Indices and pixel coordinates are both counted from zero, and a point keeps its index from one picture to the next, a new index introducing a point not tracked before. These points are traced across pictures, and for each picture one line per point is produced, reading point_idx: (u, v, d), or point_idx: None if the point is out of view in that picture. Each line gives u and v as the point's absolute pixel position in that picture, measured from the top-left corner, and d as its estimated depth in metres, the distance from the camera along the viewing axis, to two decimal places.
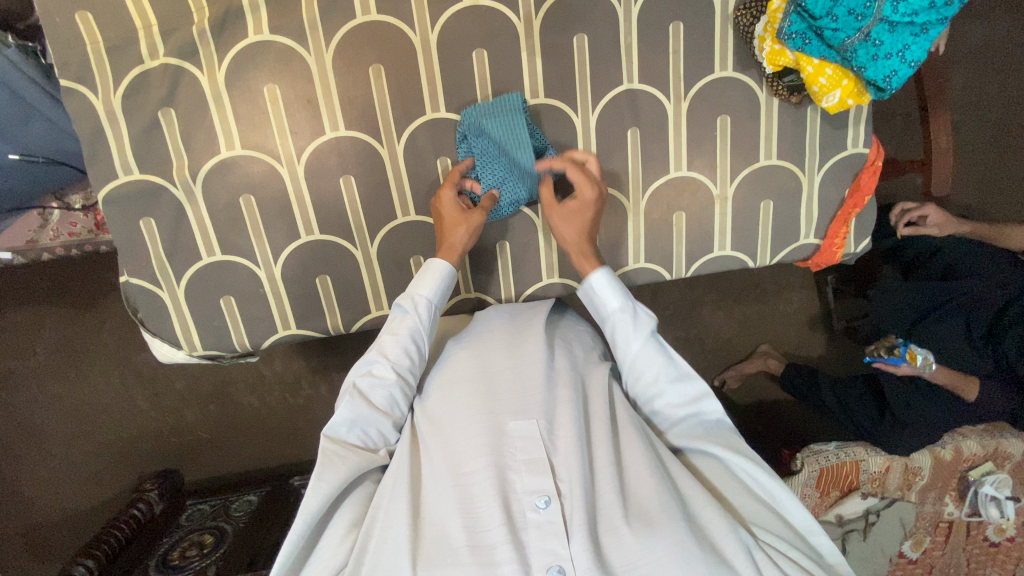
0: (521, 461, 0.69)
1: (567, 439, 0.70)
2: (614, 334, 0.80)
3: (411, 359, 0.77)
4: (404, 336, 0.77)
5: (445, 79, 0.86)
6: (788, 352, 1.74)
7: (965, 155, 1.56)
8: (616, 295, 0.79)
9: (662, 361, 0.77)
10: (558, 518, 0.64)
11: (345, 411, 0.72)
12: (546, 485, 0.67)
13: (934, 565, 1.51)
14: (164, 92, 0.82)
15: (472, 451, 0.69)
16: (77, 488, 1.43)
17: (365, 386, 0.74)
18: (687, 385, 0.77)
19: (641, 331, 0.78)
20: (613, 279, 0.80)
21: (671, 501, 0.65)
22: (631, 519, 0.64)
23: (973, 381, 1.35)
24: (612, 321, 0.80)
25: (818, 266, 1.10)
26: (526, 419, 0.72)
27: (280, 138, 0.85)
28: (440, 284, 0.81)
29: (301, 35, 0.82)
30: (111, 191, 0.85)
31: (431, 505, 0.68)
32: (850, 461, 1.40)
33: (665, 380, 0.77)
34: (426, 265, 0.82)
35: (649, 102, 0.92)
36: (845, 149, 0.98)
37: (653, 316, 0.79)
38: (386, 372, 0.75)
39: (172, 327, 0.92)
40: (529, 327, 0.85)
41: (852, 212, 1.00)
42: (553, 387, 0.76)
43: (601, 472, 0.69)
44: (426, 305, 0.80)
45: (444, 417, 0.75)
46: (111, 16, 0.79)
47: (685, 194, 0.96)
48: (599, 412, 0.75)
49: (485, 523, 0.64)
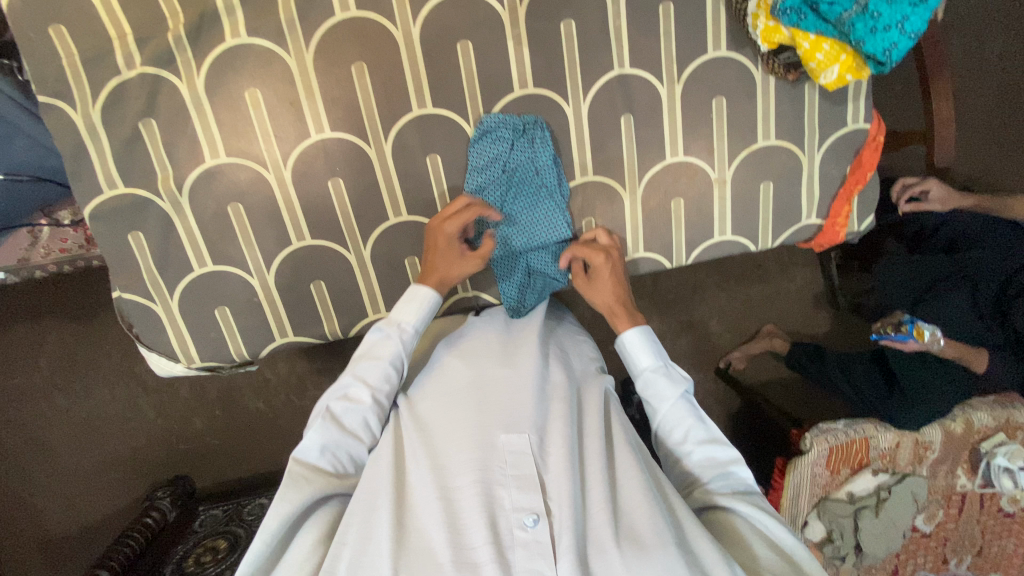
0: (510, 476, 0.68)
1: (559, 457, 0.69)
2: (646, 392, 0.84)
3: (389, 386, 0.78)
4: (385, 362, 0.78)
5: (431, 74, 0.84)
6: (793, 332, 1.72)
7: (967, 123, 1.53)
8: (648, 353, 0.84)
9: (691, 422, 0.80)
10: (545, 537, 0.64)
11: (317, 433, 0.72)
12: (535, 502, 0.66)
13: (948, 539, 1.51)
14: (144, 103, 0.80)
15: (462, 465, 0.69)
16: (89, 500, 1.44)
17: (340, 410, 0.75)
18: (716, 448, 0.79)
19: (673, 390, 0.82)
20: (648, 338, 0.85)
21: (664, 526, 0.64)
22: (621, 543, 0.64)
23: (981, 352, 1.32)
24: (643, 378, 0.84)
25: (821, 246, 1.07)
26: (518, 433, 0.71)
27: (265, 143, 0.83)
28: (424, 312, 0.82)
29: (279, 36, 0.80)
30: (97, 206, 0.83)
31: (417, 518, 0.67)
32: (860, 438, 1.40)
33: (693, 441, 0.80)
34: (411, 292, 0.83)
35: (641, 86, 0.89)
36: (846, 125, 0.96)
37: (687, 377, 0.84)
38: (362, 397, 0.75)
39: (168, 340, 0.91)
40: (523, 341, 0.85)
41: (855, 188, 0.98)
42: (546, 403, 0.76)
43: (593, 492, 0.69)
44: (410, 333, 0.81)
45: (433, 427, 0.75)
46: (84, 27, 0.77)
47: (683, 179, 0.94)
48: (594, 430, 0.75)
49: (471, 539, 0.63)
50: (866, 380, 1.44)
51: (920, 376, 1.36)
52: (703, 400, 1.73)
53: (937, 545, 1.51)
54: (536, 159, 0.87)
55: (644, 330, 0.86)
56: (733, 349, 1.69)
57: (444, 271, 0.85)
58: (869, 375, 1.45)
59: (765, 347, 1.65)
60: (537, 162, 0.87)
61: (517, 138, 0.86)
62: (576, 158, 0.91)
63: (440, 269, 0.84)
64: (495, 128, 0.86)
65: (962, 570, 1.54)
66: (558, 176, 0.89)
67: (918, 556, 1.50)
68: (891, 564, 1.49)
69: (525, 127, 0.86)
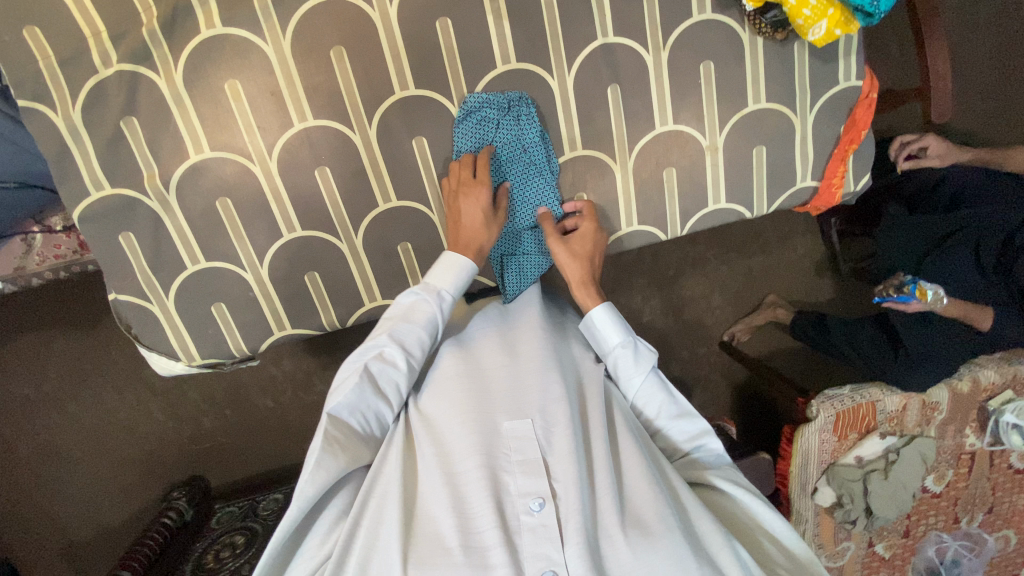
0: (515, 461, 0.69)
1: (563, 440, 0.69)
2: (616, 370, 0.83)
3: (422, 351, 0.78)
4: (422, 326, 0.77)
5: (411, 55, 0.82)
6: (797, 301, 1.73)
7: (964, 78, 1.50)
8: (616, 331, 0.82)
9: (663, 397, 0.82)
10: (552, 521, 0.64)
11: (353, 393, 0.71)
12: (541, 486, 0.66)
13: (960, 498, 1.51)
14: (124, 101, 0.79)
15: (466, 450, 0.69)
16: (107, 503, 1.46)
17: (377, 371, 0.74)
18: (687, 423, 0.82)
19: (642, 366, 0.82)
20: (614, 315, 0.84)
21: (668, 513, 0.64)
22: (627, 529, 0.64)
23: (986, 309, 1.31)
24: (614, 356, 0.82)
25: (818, 210, 1.06)
26: (521, 419, 0.72)
27: (248, 135, 0.82)
28: (461, 279, 0.81)
29: (255, 25, 0.79)
30: (85, 210, 0.83)
31: (424, 505, 0.67)
32: (866, 402, 1.40)
33: (666, 417, 0.82)
34: (447, 257, 0.82)
35: (627, 54, 0.87)
36: (837, 84, 0.94)
37: (653, 351, 0.84)
38: (398, 359, 0.75)
39: (167, 340, 0.91)
40: (528, 326, 0.85)
41: (849, 149, 0.97)
42: (548, 383, 0.76)
43: (600, 475, 0.68)
44: (447, 300, 0.81)
45: (436, 413, 0.75)
46: (58, 27, 0.76)
47: (673, 149, 0.93)
48: (598, 418, 0.75)
49: (479, 524, 0.63)
50: (870, 344, 1.43)
51: (923, 336, 1.35)
52: (708, 374, 1.74)
53: (948, 505, 1.51)
54: (523, 136, 0.86)
55: (611, 308, 0.84)
56: (737, 321, 1.70)
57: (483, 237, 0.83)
58: (874, 339, 1.43)
59: (769, 318, 1.66)
60: (524, 140, 0.86)
61: (503, 115, 0.85)
62: (565, 133, 0.90)
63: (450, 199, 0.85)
64: (479, 108, 0.85)
65: (974, 528, 1.54)
66: (546, 153, 0.88)
67: (929, 516, 1.51)
68: (902, 525, 1.50)
69: (510, 104, 0.85)
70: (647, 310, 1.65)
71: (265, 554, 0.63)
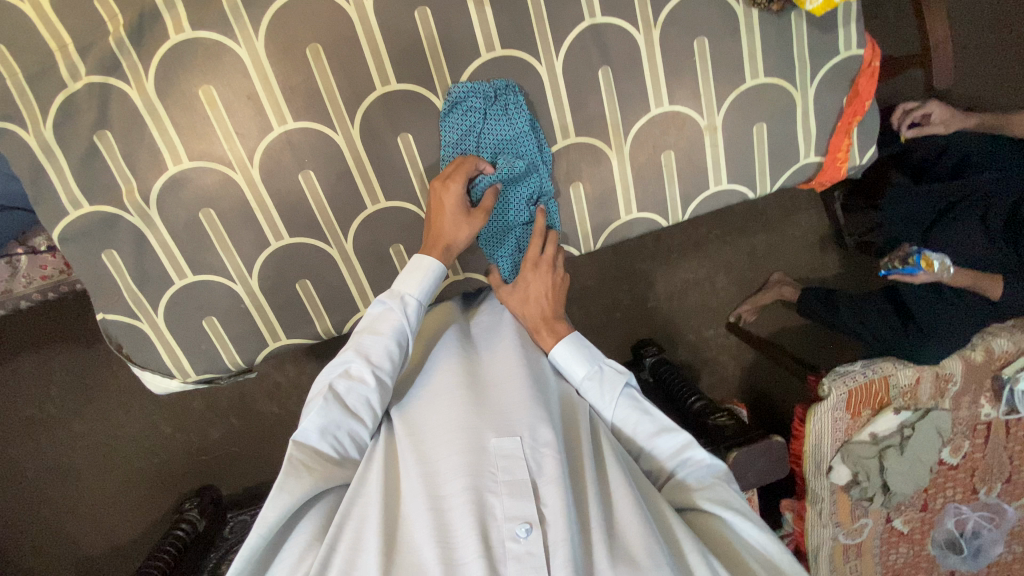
0: (502, 482, 0.65)
1: (552, 464, 0.67)
2: (589, 401, 0.83)
3: (391, 363, 0.75)
4: (387, 337, 0.75)
5: (391, 48, 0.79)
6: (804, 277, 1.70)
7: (965, 40, 1.45)
8: (580, 362, 0.82)
9: (638, 416, 0.80)
10: (539, 549, 0.61)
11: (317, 417, 0.69)
12: (528, 510, 0.63)
13: (977, 469, 1.49)
14: (96, 115, 0.76)
15: (452, 470, 0.66)
16: (118, 519, 1.45)
17: (342, 389, 0.72)
18: (670, 437, 0.78)
19: (612, 393, 0.82)
20: (578, 344, 0.84)
21: (659, 550, 0.62)
22: (616, 562, 0.61)
23: (998, 278, 1.27)
24: (584, 388, 0.83)
25: (823, 184, 1.03)
26: (510, 438, 0.69)
27: (228, 142, 0.79)
28: (429, 283, 0.79)
29: (226, 26, 0.75)
30: (65, 229, 0.80)
31: (407, 529, 0.64)
32: (878, 377, 1.38)
33: (645, 436, 0.80)
34: (414, 263, 0.79)
35: (616, 34, 0.83)
36: (838, 54, 0.90)
37: (623, 371, 0.83)
38: (364, 375, 0.72)
39: (160, 357, 0.89)
40: (520, 348, 0.83)
41: (853, 121, 0.93)
42: (535, 403, 0.73)
43: (589, 506, 0.66)
44: (413, 305, 0.78)
45: (422, 429, 0.73)
46: (20, 41, 0.72)
47: (670, 130, 0.89)
48: (586, 446, 0.73)
49: (462, 552, 0.60)
50: (880, 319, 1.41)
51: (932, 307, 1.33)
52: (716, 357, 1.71)
53: (965, 476, 1.49)
54: (509, 131, 0.82)
55: (576, 339, 0.84)
56: (743, 301, 1.66)
57: (452, 236, 0.80)
58: (883, 314, 1.41)
59: (775, 297, 1.63)
60: (513, 131, 0.82)
61: (489, 106, 0.81)
62: (556, 120, 0.86)
63: (438, 193, 0.79)
64: (465, 98, 0.81)
65: (994, 498, 1.51)
66: (537, 143, 0.84)
67: (947, 489, 1.49)
68: (920, 499, 1.48)
69: (496, 94, 0.81)
70: (651, 297, 1.62)
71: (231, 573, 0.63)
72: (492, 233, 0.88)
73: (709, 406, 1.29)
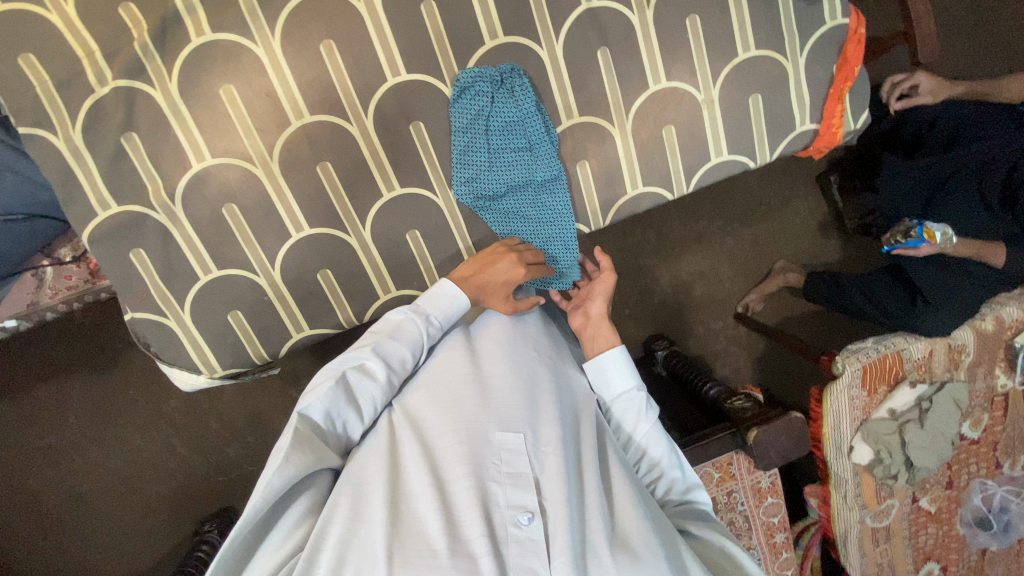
0: (505, 473, 0.68)
1: (555, 460, 0.69)
2: (619, 412, 0.88)
3: (401, 372, 0.77)
4: (406, 346, 0.77)
5: (400, 40, 0.83)
6: (807, 262, 1.73)
7: (945, 17, 1.51)
8: (631, 375, 0.88)
9: (665, 448, 0.84)
10: (540, 535, 0.63)
11: (325, 397, 0.69)
12: (529, 501, 0.66)
13: (999, 441, 1.48)
14: (123, 117, 0.80)
15: (458, 454, 0.67)
16: (137, 544, 1.43)
17: (353, 381, 0.72)
18: (682, 471, 0.85)
19: (641, 415, 0.86)
20: (627, 360, 0.89)
21: (654, 542, 0.65)
22: (615, 552, 0.64)
23: (998, 245, 1.32)
24: (625, 399, 0.87)
25: (820, 153, 1.06)
26: (515, 430, 0.70)
27: (248, 138, 0.83)
28: (451, 310, 0.82)
29: (244, 28, 0.79)
30: (93, 230, 0.83)
31: (409, 503, 0.65)
32: (890, 352, 1.38)
33: (657, 457, 0.85)
34: (442, 285, 0.83)
35: (612, 17, 0.87)
36: (824, 24, 0.94)
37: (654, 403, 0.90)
38: (377, 373, 0.74)
39: (188, 355, 0.91)
40: (526, 345, 0.84)
41: (844, 87, 0.97)
42: (537, 402, 0.76)
43: (590, 499, 0.69)
44: (433, 326, 0.81)
45: (427, 418, 0.74)
46: (51, 50, 0.76)
47: (669, 106, 0.93)
48: (589, 437, 0.76)
49: (467, 531, 0.62)
50: (888, 295, 1.42)
51: (938, 278, 1.35)
52: (728, 346, 1.72)
53: (988, 450, 1.48)
54: (518, 115, 0.88)
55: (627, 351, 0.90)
56: (750, 290, 1.68)
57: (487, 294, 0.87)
58: (890, 290, 1.43)
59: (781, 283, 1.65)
60: (520, 112, 0.88)
61: (498, 89, 0.87)
62: (560, 101, 0.90)
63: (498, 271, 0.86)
64: (472, 83, 0.86)
65: (1018, 472, 1.50)
66: (543, 123, 0.89)
67: (971, 464, 1.48)
68: (945, 476, 1.47)
69: (503, 77, 0.86)
70: (659, 289, 1.63)
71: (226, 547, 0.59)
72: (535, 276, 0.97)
73: (725, 390, 1.29)
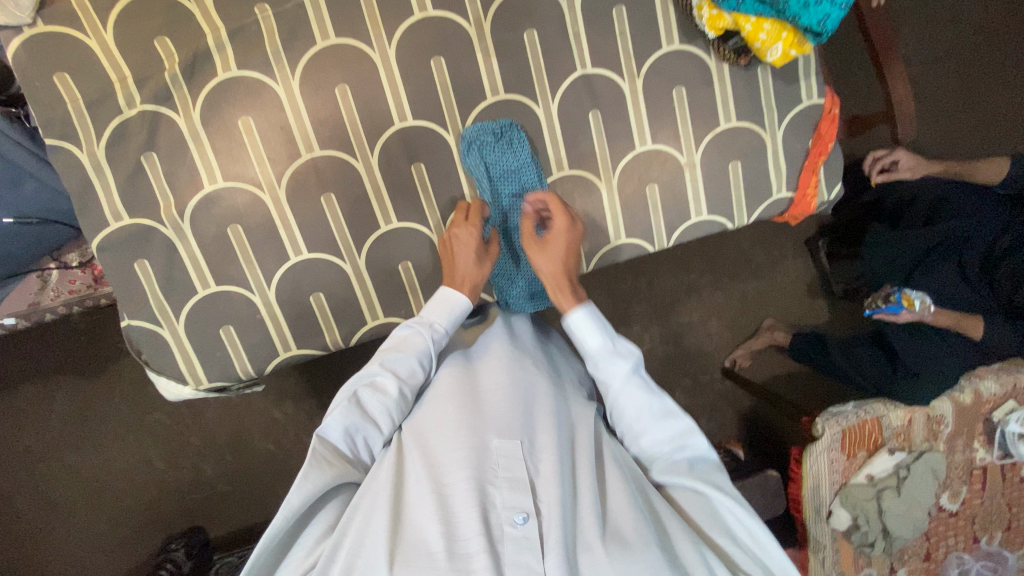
0: (502, 478, 0.69)
1: (549, 462, 0.71)
2: (597, 367, 0.82)
3: (412, 381, 0.80)
4: (413, 356, 0.80)
5: (409, 89, 0.90)
6: (792, 322, 1.77)
7: (925, 102, 1.61)
8: (593, 332, 0.82)
9: (644, 397, 0.79)
10: (534, 534, 0.65)
11: (341, 416, 0.74)
12: (526, 502, 0.67)
13: (977, 516, 1.47)
14: (145, 138, 0.86)
15: (455, 462, 0.70)
16: (101, 556, 1.41)
17: (365, 398, 0.76)
18: (671, 422, 0.79)
19: (621, 368, 0.81)
20: (593, 316, 0.83)
21: (647, 531, 0.66)
22: (607, 543, 0.66)
23: (976, 319, 1.35)
24: (597, 355, 0.82)
25: (796, 219, 1.12)
26: (510, 438, 0.73)
27: (259, 166, 0.89)
28: (455, 315, 0.85)
29: (267, 67, 0.86)
30: (103, 239, 0.88)
31: (410, 512, 0.68)
32: (870, 418, 1.40)
33: (646, 414, 0.79)
34: (441, 295, 0.85)
35: (605, 83, 0.95)
36: (801, 102, 1.02)
37: (636, 348, 0.82)
38: (389, 388, 0.77)
39: (176, 365, 0.94)
40: (524, 357, 0.87)
41: (819, 160, 1.03)
42: (534, 412, 0.78)
43: (584, 498, 0.70)
44: (441, 333, 0.84)
45: (428, 430, 0.76)
46: (88, 73, 0.83)
47: (654, 166, 0.99)
48: (585, 444, 0.77)
49: (463, 531, 0.64)
50: (869, 361, 1.46)
51: (917, 347, 1.39)
52: (711, 399, 1.74)
53: (966, 524, 1.47)
54: (518, 165, 0.94)
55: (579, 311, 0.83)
56: (735, 346, 1.72)
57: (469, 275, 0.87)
58: (872, 356, 1.46)
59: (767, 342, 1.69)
60: (519, 163, 0.94)
61: (502, 140, 0.93)
62: (552, 155, 0.97)
63: (462, 267, 0.87)
64: (477, 137, 0.92)
65: (996, 547, 1.49)
66: (536, 174, 0.95)
67: (949, 537, 1.47)
68: (923, 548, 1.46)
69: (502, 131, 0.92)
70: (646, 338, 1.67)
71: (251, 559, 0.65)
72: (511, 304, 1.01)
73: None
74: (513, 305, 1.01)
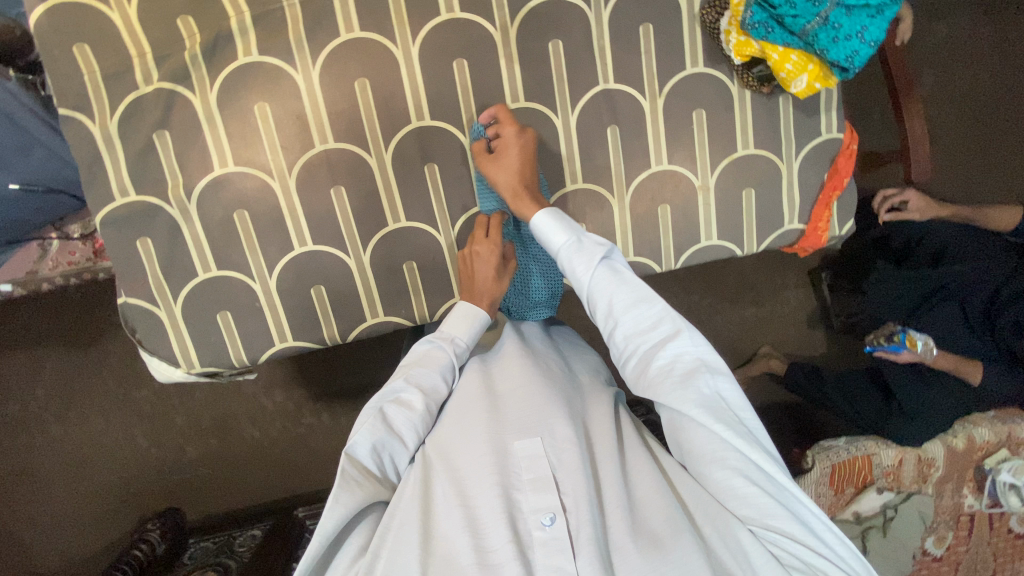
0: (526, 479, 0.68)
1: (571, 459, 0.70)
2: (563, 266, 0.77)
3: (436, 393, 0.79)
4: (438, 370, 0.79)
5: (429, 89, 0.90)
6: (791, 351, 1.75)
7: (941, 144, 1.61)
8: (557, 230, 0.77)
9: (612, 288, 0.73)
10: (563, 534, 0.64)
11: (369, 432, 0.71)
12: (552, 502, 0.66)
13: (961, 562, 1.47)
14: (159, 115, 0.85)
15: (479, 466, 0.69)
16: (77, 532, 1.40)
17: (392, 413, 0.74)
18: (643, 308, 0.72)
19: (588, 261, 0.75)
20: (554, 216, 0.78)
21: (681, 524, 0.65)
22: (639, 541, 0.64)
23: (977, 363, 1.36)
24: (560, 253, 0.77)
25: (805, 251, 1.11)
26: (530, 437, 0.72)
27: (272, 153, 0.88)
28: (475, 329, 0.85)
29: (288, 55, 0.86)
30: (107, 214, 0.87)
31: (439, 523, 0.66)
32: (861, 455, 1.38)
33: (619, 307, 0.72)
34: (461, 310, 0.86)
35: (626, 100, 0.95)
36: (820, 135, 1.01)
37: (604, 242, 0.76)
38: (416, 403, 0.76)
39: (169, 347, 0.93)
40: (540, 358, 0.86)
41: (833, 194, 1.03)
42: (553, 404, 0.76)
43: (610, 494, 0.69)
44: (462, 347, 0.84)
45: (447, 434, 0.75)
46: (107, 45, 0.82)
47: (667, 186, 0.99)
48: (607, 439, 0.75)
49: (492, 541, 0.63)
50: (863, 398, 1.45)
51: (911, 386, 1.39)
52: None
53: (948, 569, 1.47)
54: None
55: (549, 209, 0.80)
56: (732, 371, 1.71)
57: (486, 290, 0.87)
58: (867, 392, 1.46)
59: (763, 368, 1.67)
60: None
61: None
62: (566, 166, 0.96)
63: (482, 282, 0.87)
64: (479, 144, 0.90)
65: None
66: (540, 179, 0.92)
67: None
68: None
69: None
70: None
71: None
72: (522, 310, 0.99)
73: None
74: (523, 312, 0.99)
